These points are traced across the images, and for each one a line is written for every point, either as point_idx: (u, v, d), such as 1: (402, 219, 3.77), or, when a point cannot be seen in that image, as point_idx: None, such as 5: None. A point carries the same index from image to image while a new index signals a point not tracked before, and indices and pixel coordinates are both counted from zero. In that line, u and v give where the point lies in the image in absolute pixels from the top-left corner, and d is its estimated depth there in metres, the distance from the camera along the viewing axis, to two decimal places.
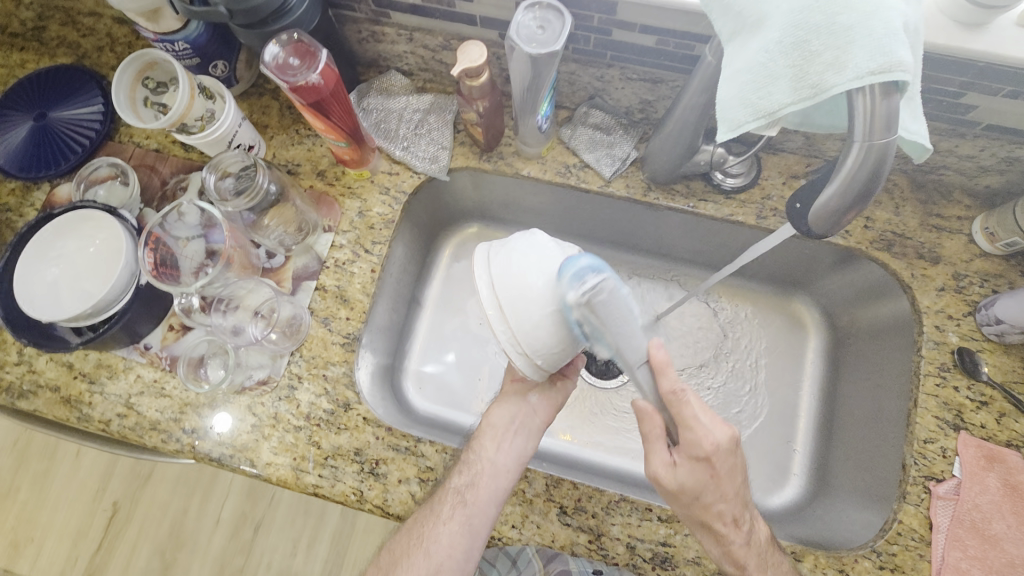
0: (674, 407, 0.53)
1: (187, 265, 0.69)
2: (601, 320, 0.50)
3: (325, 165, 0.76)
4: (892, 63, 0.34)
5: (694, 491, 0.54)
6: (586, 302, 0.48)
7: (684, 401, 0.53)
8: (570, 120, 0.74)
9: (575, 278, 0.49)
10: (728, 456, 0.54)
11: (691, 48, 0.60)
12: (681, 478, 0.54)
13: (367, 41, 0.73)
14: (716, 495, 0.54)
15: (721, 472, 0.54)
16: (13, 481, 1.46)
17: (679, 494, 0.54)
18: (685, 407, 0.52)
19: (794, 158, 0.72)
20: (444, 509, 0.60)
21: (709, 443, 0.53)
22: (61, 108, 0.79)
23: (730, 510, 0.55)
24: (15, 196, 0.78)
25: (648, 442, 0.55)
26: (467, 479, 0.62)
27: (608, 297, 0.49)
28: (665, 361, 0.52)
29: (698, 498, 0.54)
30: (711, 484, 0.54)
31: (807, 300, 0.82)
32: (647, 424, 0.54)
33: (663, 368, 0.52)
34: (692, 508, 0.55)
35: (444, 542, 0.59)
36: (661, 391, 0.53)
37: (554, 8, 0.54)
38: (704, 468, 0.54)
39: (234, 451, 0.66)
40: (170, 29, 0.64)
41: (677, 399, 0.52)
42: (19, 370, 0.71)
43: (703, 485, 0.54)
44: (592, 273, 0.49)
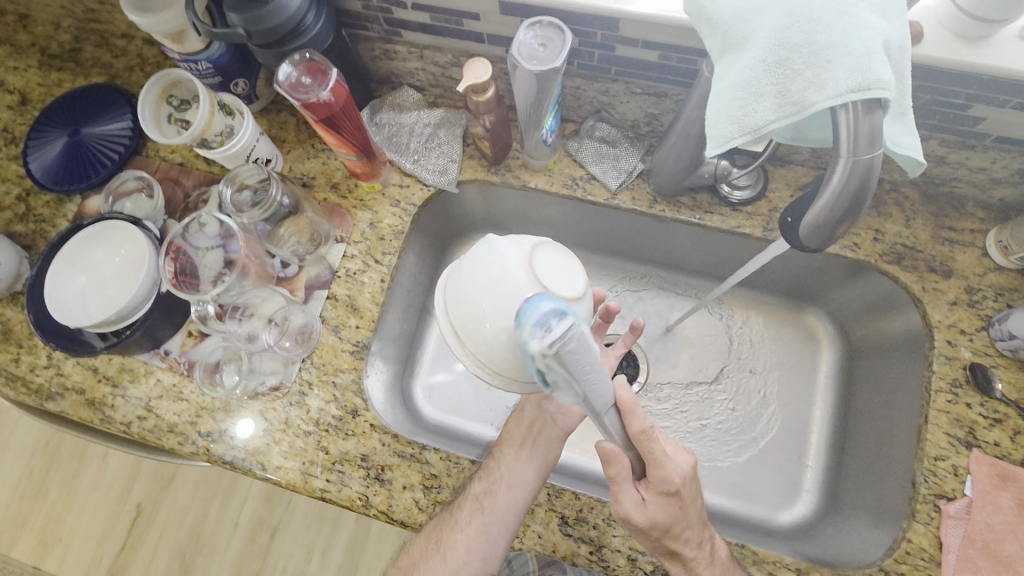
0: (643, 446, 0.54)
1: (207, 274, 0.71)
2: (567, 369, 0.45)
3: (338, 178, 0.78)
4: (870, 81, 0.35)
5: (665, 524, 0.55)
6: (553, 352, 0.44)
7: (652, 440, 0.54)
8: (577, 133, 0.75)
9: (536, 325, 0.44)
10: (692, 484, 0.57)
11: (693, 63, 0.61)
12: (652, 514, 0.55)
13: (380, 59, 0.76)
14: (684, 525, 0.56)
15: (688, 502, 0.56)
16: (43, 482, 1.51)
17: (649, 529, 0.56)
18: (652, 444, 0.54)
19: (802, 170, 0.72)
20: (462, 516, 0.63)
21: (676, 476, 0.55)
22: (94, 125, 0.83)
23: (694, 535, 0.57)
24: (49, 207, 0.83)
25: (617, 484, 0.55)
26: (486, 487, 0.63)
27: (574, 347, 0.44)
28: (632, 402, 0.53)
29: (669, 532, 0.56)
30: (679, 516, 0.56)
31: (818, 313, 0.81)
32: (614, 467, 0.54)
33: (630, 409, 0.53)
34: (659, 540, 0.57)
35: (465, 548, 0.62)
36: (631, 431, 0.53)
37: (555, 26, 0.56)
38: (672, 502, 0.56)
39: (247, 455, 0.68)
40: (194, 49, 0.67)
41: (646, 439, 0.54)
42: (48, 373, 0.74)
43: (673, 518, 0.56)
44: (555, 319, 0.44)
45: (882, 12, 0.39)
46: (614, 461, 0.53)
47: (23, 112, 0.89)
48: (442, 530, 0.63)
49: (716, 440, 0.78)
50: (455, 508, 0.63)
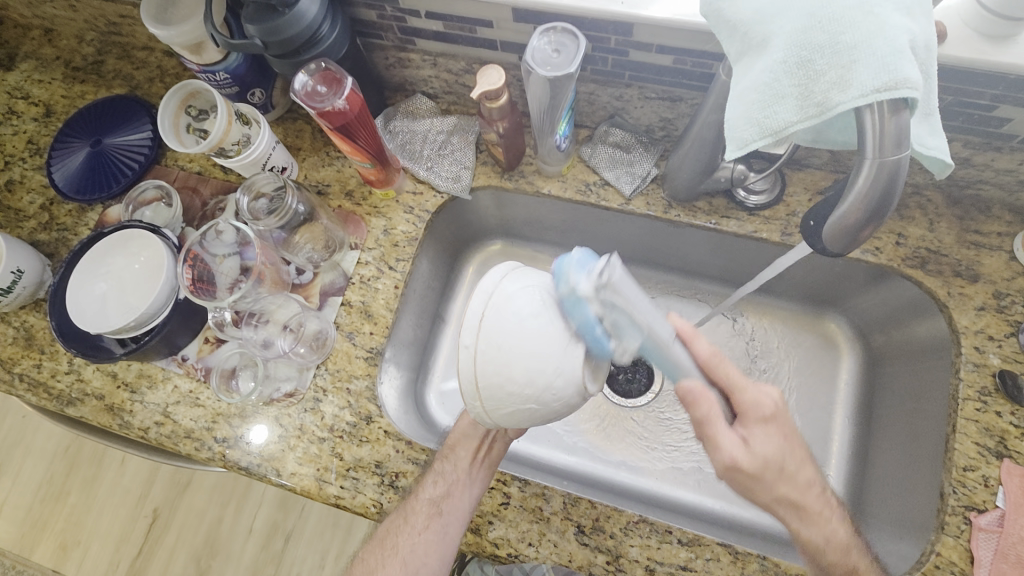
0: (718, 372, 0.53)
1: (223, 281, 0.72)
2: (623, 299, 0.46)
3: (353, 186, 0.79)
4: (897, 80, 0.35)
5: (774, 458, 0.52)
6: (604, 287, 0.45)
7: (724, 363, 0.54)
8: (590, 138, 0.75)
9: (581, 267, 0.45)
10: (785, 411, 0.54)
11: (708, 66, 0.60)
12: (759, 449, 0.52)
13: (394, 67, 0.76)
14: (793, 461, 0.53)
15: (787, 430, 0.54)
16: (64, 486, 1.54)
17: (763, 469, 0.51)
18: (726, 369, 0.53)
19: (820, 173, 0.70)
20: (417, 519, 0.62)
21: (764, 400, 0.53)
22: (115, 135, 0.85)
23: (810, 479, 0.55)
24: (71, 216, 0.84)
25: (708, 428, 0.51)
26: (442, 492, 0.62)
27: (620, 279, 0.46)
28: (690, 328, 0.54)
29: (783, 468, 0.52)
30: (786, 448, 0.53)
31: (839, 319, 0.80)
32: (702, 406, 0.51)
33: (691, 338, 0.54)
34: (776, 488, 0.52)
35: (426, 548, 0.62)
36: (701, 358, 0.53)
37: (568, 32, 0.56)
38: (774, 431, 0.53)
39: (262, 461, 0.68)
40: (212, 60, 0.68)
41: (719, 363, 0.54)
42: (69, 378, 0.75)
43: (781, 450, 0.53)
44: (593, 259, 0.46)
45: (904, 11, 0.38)
46: (693, 403, 0.51)
47: (47, 123, 0.91)
48: (396, 530, 0.63)
49: None
50: (411, 507, 0.63)
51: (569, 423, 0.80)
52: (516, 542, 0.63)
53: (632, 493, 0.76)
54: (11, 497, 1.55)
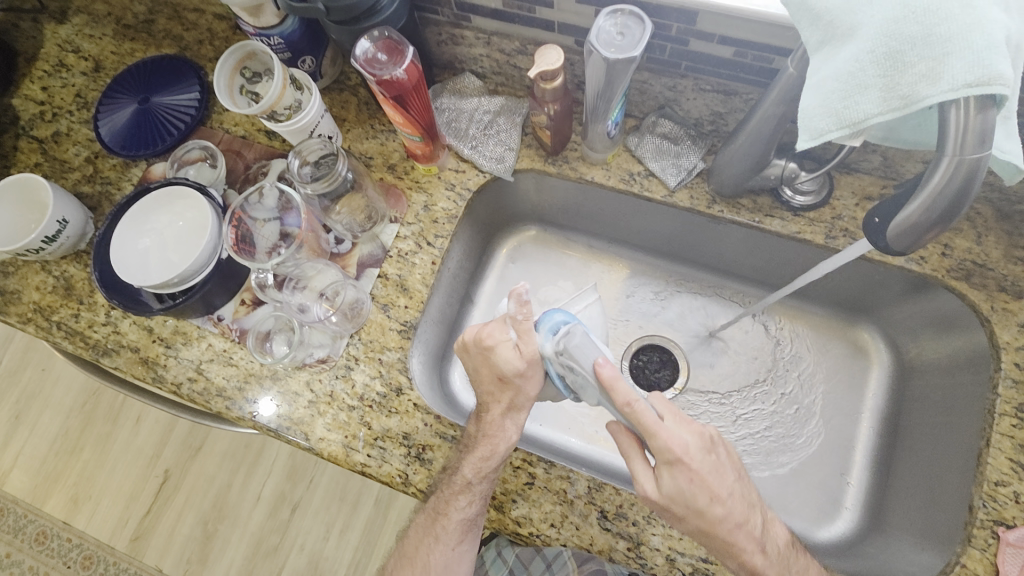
0: (636, 419, 0.52)
1: (263, 244, 0.73)
2: (578, 365, 0.57)
3: (396, 159, 0.79)
4: (991, 76, 0.34)
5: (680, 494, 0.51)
6: (562, 352, 0.58)
7: (640, 411, 0.52)
8: (638, 128, 0.74)
9: (551, 331, 0.60)
10: (703, 455, 0.52)
11: (769, 61, 0.60)
12: (665, 487, 0.52)
13: (445, 44, 0.76)
14: (707, 498, 0.52)
15: (701, 472, 0.52)
16: (78, 441, 1.65)
17: (669, 505, 0.53)
18: (641, 415, 0.51)
19: (869, 179, 0.70)
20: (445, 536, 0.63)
21: (676, 445, 0.51)
22: (163, 94, 0.86)
23: (728, 512, 0.52)
24: (115, 170, 0.85)
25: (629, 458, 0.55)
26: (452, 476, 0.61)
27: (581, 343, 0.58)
28: (611, 376, 0.53)
29: (690, 508, 0.52)
30: (693, 487, 0.51)
31: (871, 328, 0.79)
32: (622, 441, 0.55)
33: (611, 383, 0.53)
34: (690, 519, 0.53)
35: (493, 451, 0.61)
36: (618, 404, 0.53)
37: (635, 15, 0.55)
38: (682, 472, 0.51)
39: (291, 424, 0.69)
40: (268, 24, 0.69)
41: (632, 412, 0.52)
42: (106, 330, 0.77)
43: (687, 490, 0.52)
44: (563, 326, 0.60)
45: (1004, 5, 0.37)
46: (527, 303, 0.60)
47: (95, 78, 0.91)
48: (426, 541, 0.65)
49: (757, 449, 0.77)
50: (430, 541, 0.64)
51: (592, 413, 0.81)
52: (539, 522, 0.63)
53: (625, 478, 0.77)
54: (27, 448, 1.66)
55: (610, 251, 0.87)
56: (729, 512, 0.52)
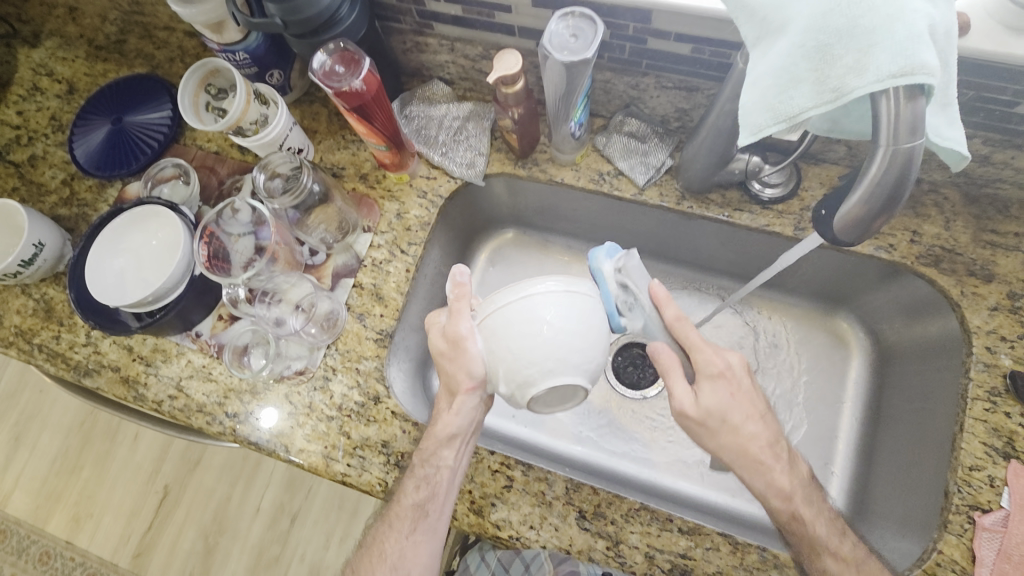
0: (681, 334, 0.58)
1: (238, 259, 0.75)
2: (634, 284, 0.59)
3: (368, 169, 0.79)
4: (914, 66, 0.34)
5: (722, 410, 0.55)
6: (622, 270, 0.58)
7: (688, 328, 0.58)
8: (605, 128, 0.74)
9: (608, 253, 0.58)
10: (744, 375, 0.57)
11: (726, 56, 0.60)
12: (706, 402, 0.55)
13: (411, 52, 0.76)
14: (744, 416, 0.56)
15: (738, 390, 0.56)
16: (77, 460, 1.67)
17: (706, 420, 0.55)
18: (688, 330, 0.57)
19: (837, 169, 0.70)
20: (404, 522, 0.61)
21: (721, 361, 0.56)
22: (136, 114, 0.87)
23: (763, 434, 0.56)
24: (91, 192, 0.86)
25: (667, 376, 0.56)
26: (426, 481, 0.60)
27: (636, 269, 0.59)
28: (665, 295, 0.59)
29: (726, 420, 0.55)
30: (734, 403, 0.55)
31: (849, 317, 0.79)
32: (660, 361, 0.57)
33: (665, 301, 0.58)
34: (723, 436, 0.56)
35: (451, 441, 0.61)
36: (667, 319, 0.58)
37: (587, 16, 0.55)
38: (725, 388, 0.56)
39: (271, 437, 0.70)
40: (232, 40, 0.69)
41: (682, 326, 0.58)
42: (86, 350, 0.77)
43: (728, 405, 0.55)
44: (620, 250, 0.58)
45: None
46: (462, 282, 0.57)
47: (70, 101, 0.92)
48: None
49: None
50: None
51: (574, 414, 0.81)
52: (518, 524, 0.63)
53: (609, 477, 0.77)
54: (27, 469, 1.69)
55: (587, 251, 0.87)
56: (761, 429, 0.56)
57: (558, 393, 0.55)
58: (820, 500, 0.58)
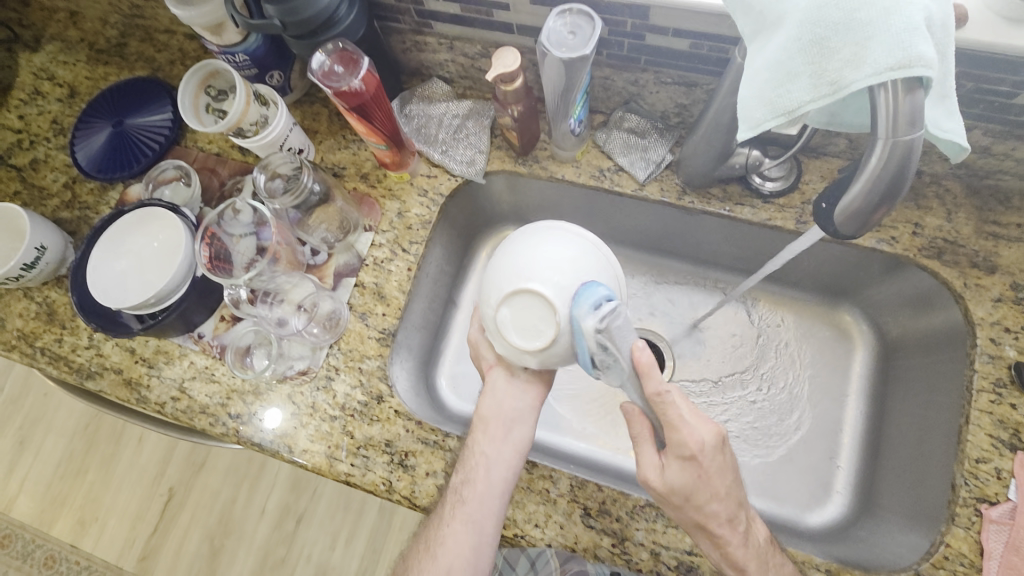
0: (660, 409, 0.54)
1: (239, 260, 0.74)
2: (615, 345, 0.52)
3: (368, 169, 0.79)
4: (912, 58, 0.34)
5: (685, 489, 0.54)
6: (603, 330, 0.51)
7: (670, 403, 0.54)
8: (605, 124, 0.74)
9: (591, 307, 0.52)
10: (716, 454, 0.54)
11: (725, 51, 0.60)
12: (670, 479, 0.55)
13: (410, 51, 0.76)
14: (708, 495, 0.54)
15: (706, 471, 0.54)
16: (83, 464, 1.68)
17: (668, 495, 0.55)
18: (669, 408, 0.54)
19: (837, 162, 0.70)
20: (445, 511, 0.62)
21: (694, 442, 0.53)
22: (136, 116, 0.87)
23: (724, 510, 0.55)
24: (93, 195, 0.86)
25: (638, 445, 0.57)
26: (464, 476, 0.61)
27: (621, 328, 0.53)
28: (649, 364, 0.53)
29: (689, 499, 0.54)
30: (699, 484, 0.54)
31: (852, 311, 0.79)
32: (635, 425, 0.57)
33: (647, 370, 0.53)
34: (684, 510, 0.55)
35: (484, 425, 0.63)
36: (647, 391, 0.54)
37: (585, 13, 0.55)
38: (692, 468, 0.54)
39: (274, 437, 0.70)
40: (231, 41, 0.69)
41: (660, 403, 0.54)
42: (89, 353, 0.77)
43: (692, 485, 0.54)
44: (607, 302, 0.52)
45: None
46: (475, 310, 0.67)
47: (71, 104, 0.92)
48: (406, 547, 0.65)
49: (744, 437, 0.77)
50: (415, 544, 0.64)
51: (577, 411, 0.81)
52: (523, 522, 0.63)
53: (614, 474, 0.77)
54: (32, 473, 1.69)
55: None
56: (724, 506, 0.55)
57: (531, 321, 0.54)
58: (776, 569, 0.56)
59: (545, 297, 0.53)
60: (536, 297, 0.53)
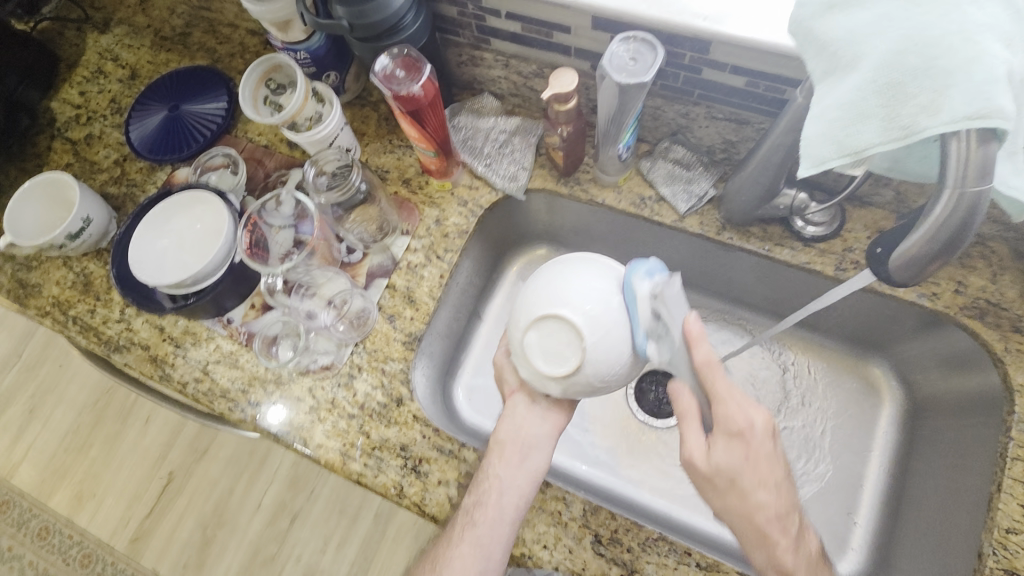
0: (709, 378, 0.54)
1: (276, 250, 0.74)
2: (668, 313, 0.55)
3: (411, 174, 0.81)
4: (991, 109, 0.34)
5: (730, 469, 0.53)
6: (658, 295, 0.55)
7: (717, 373, 0.54)
8: (650, 153, 0.75)
9: (647, 274, 0.55)
10: (767, 439, 0.53)
11: (780, 91, 0.60)
12: (715, 459, 0.53)
13: (465, 64, 0.78)
14: (754, 481, 0.52)
15: (755, 452, 0.53)
16: (89, 437, 1.70)
17: (712, 477, 0.53)
18: (717, 377, 0.54)
19: (882, 213, 0.69)
20: (454, 532, 0.60)
21: (744, 419, 0.53)
22: (192, 103, 0.90)
23: (774, 507, 0.52)
24: (141, 173, 0.88)
25: (682, 423, 0.56)
26: (477, 498, 0.60)
27: (673, 296, 0.56)
28: (700, 333, 0.54)
29: (735, 482, 0.53)
30: (746, 465, 0.52)
31: (883, 365, 0.78)
32: (679, 401, 0.56)
33: (698, 339, 0.54)
34: (725, 496, 0.53)
35: (501, 447, 0.62)
36: (696, 360, 0.55)
37: (648, 42, 0.56)
38: (739, 445, 0.53)
39: (290, 429, 0.70)
40: (296, 39, 0.72)
41: (710, 371, 0.54)
42: (119, 326, 0.78)
43: (737, 466, 0.52)
44: (660, 273, 0.56)
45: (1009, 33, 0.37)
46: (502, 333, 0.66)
47: (131, 85, 0.95)
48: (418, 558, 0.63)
49: None
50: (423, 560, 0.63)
51: (593, 437, 0.80)
52: (532, 543, 0.62)
53: (624, 506, 0.75)
54: (38, 442, 1.71)
55: None
56: (771, 498, 0.53)
57: (554, 347, 0.55)
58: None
59: (571, 325, 0.54)
60: (563, 323, 0.55)
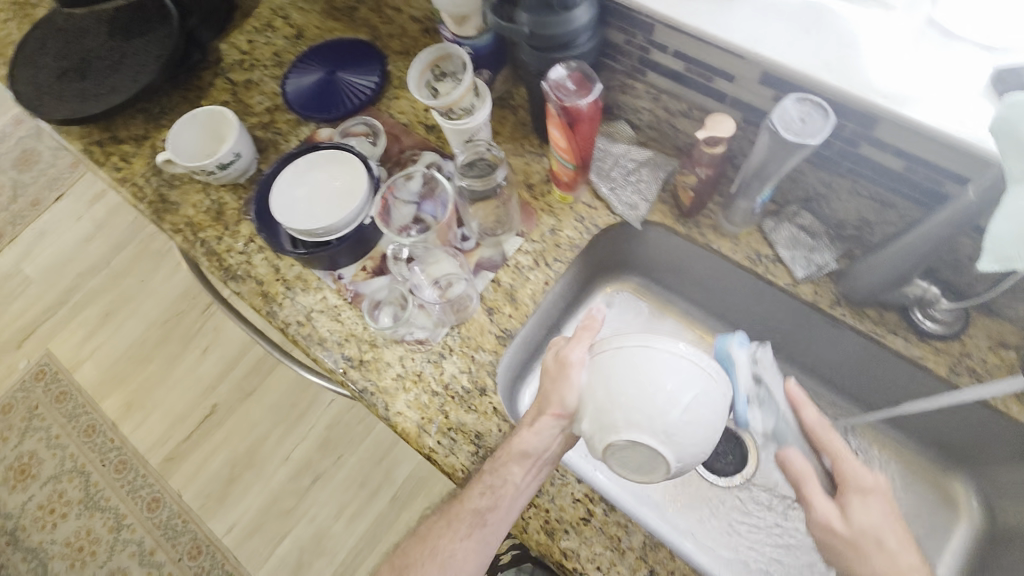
0: (824, 437, 0.59)
1: (398, 221, 0.80)
2: (768, 379, 0.63)
3: (536, 180, 0.83)
4: None
5: (874, 530, 0.53)
6: (755, 360, 0.63)
7: (831, 433, 0.59)
8: (777, 213, 0.75)
9: (740, 342, 0.62)
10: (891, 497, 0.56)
11: (942, 183, 0.61)
12: (858, 521, 0.53)
13: (613, 90, 0.80)
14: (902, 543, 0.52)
15: (893, 511, 0.55)
16: (152, 352, 1.80)
17: (856, 543, 0.52)
18: (833, 437, 0.59)
19: (1009, 327, 0.67)
20: (460, 526, 0.61)
21: (871, 477, 0.56)
22: (348, 71, 0.96)
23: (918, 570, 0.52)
24: (288, 124, 0.95)
25: (806, 491, 0.55)
26: (492, 502, 0.60)
27: (767, 359, 0.63)
28: (803, 396, 0.61)
29: (883, 543, 0.52)
30: (890, 526, 0.53)
31: (968, 482, 0.74)
32: (794, 473, 0.56)
33: (803, 404, 0.61)
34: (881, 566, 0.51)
35: (523, 458, 0.60)
36: (808, 421, 0.60)
37: (822, 108, 0.57)
38: (880, 505, 0.54)
39: (376, 390, 0.73)
40: (466, 35, 0.78)
41: (824, 429, 0.59)
42: (241, 258, 0.84)
43: (884, 528, 0.53)
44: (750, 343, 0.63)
45: None
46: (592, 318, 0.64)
47: (295, 44, 1.03)
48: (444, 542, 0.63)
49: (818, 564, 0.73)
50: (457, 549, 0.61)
51: None
52: (586, 560, 0.62)
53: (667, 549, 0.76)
54: (107, 345, 1.83)
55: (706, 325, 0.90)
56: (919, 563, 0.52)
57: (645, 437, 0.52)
58: None
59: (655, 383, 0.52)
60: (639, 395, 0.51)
